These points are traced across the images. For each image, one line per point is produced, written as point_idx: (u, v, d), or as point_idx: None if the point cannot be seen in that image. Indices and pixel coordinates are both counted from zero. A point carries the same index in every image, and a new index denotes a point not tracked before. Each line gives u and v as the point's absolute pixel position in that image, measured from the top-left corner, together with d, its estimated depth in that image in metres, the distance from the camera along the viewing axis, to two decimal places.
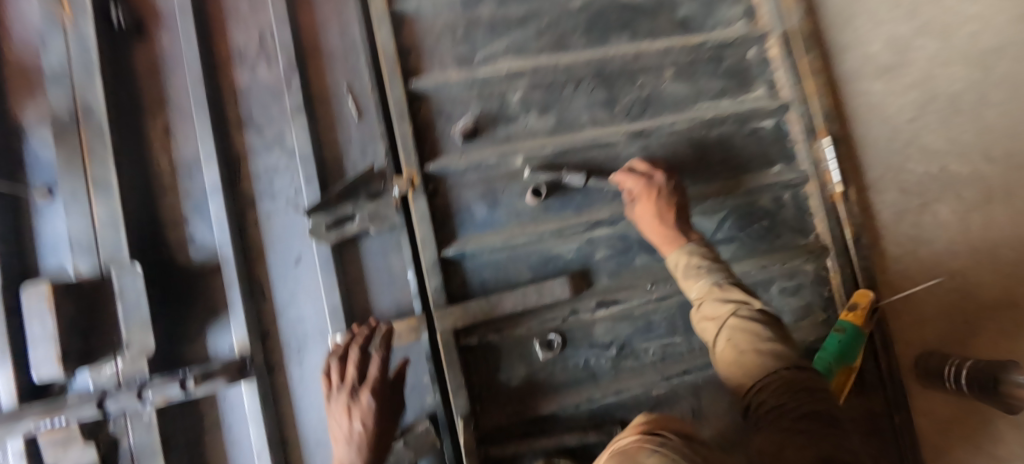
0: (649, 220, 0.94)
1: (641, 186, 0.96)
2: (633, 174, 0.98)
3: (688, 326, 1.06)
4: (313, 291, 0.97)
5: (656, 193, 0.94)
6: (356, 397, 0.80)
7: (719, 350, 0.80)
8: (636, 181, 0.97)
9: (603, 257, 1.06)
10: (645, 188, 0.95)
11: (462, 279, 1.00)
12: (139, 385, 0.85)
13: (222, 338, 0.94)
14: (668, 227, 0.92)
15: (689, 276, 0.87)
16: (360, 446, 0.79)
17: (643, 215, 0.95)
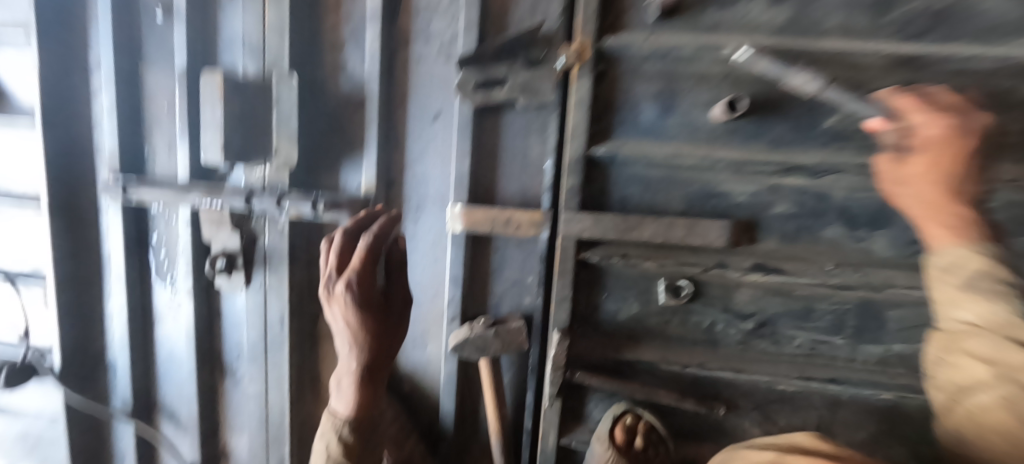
0: (934, 189, 0.66)
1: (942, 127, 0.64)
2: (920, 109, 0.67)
3: (859, 330, 0.83)
4: (444, 154, 0.91)
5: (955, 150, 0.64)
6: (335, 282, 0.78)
7: (979, 394, 0.60)
8: (927, 118, 0.66)
9: (783, 214, 0.83)
10: (947, 132, 0.64)
11: (603, 188, 0.86)
12: (280, 194, 0.89)
13: (354, 174, 0.94)
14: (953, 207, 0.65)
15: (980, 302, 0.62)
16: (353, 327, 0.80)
17: (929, 181, 0.66)
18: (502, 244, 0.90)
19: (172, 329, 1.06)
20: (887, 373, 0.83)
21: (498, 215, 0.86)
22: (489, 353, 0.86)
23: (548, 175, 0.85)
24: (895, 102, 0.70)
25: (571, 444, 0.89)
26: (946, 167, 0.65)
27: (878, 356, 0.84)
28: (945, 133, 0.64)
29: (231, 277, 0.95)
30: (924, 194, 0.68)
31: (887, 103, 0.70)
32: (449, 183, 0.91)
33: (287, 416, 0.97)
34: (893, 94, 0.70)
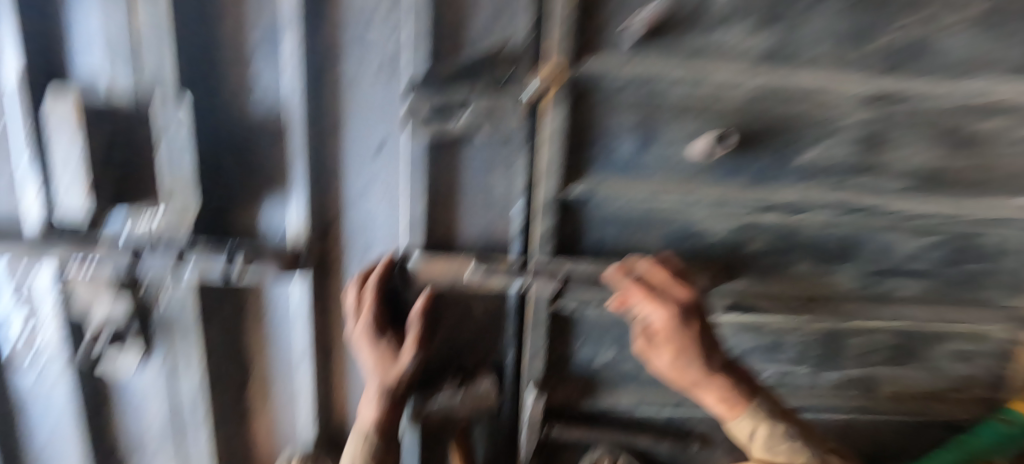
0: (696, 373, 0.67)
1: (664, 318, 0.63)
2: (646, 298, 0.64)
3: (820, 359, 0.85)
4: (392, 190, 0.77)
5: (687, 338, 0.64)
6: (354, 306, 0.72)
7: None
8: (659, 307, 0.64)
9: (758, 251, 0.80)
10: (672, 329, 0.63)
11: (576, 229, 0.78)
12: (181, 249, 0.71)
13: (279, 217, 0.77)
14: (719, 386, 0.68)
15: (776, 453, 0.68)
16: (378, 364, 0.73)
17: (680, 369, 0.67)
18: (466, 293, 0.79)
19: (48, 413, 0.85)
20: (840, 393, 0.87)
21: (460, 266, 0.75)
22: (457, 415, 0.81)
23: (515, 213, 0.76)
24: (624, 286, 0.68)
25: None
26: (692, 354, 0.65)
27: (836, 379, 0.87)
28: (669, 327, 0.63)
29: (125, 351, 0.78)
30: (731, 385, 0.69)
31: (621, 283, 0.69)
32: (399, 226, 0.78)
33: None
34: (637, 265, 0.70)
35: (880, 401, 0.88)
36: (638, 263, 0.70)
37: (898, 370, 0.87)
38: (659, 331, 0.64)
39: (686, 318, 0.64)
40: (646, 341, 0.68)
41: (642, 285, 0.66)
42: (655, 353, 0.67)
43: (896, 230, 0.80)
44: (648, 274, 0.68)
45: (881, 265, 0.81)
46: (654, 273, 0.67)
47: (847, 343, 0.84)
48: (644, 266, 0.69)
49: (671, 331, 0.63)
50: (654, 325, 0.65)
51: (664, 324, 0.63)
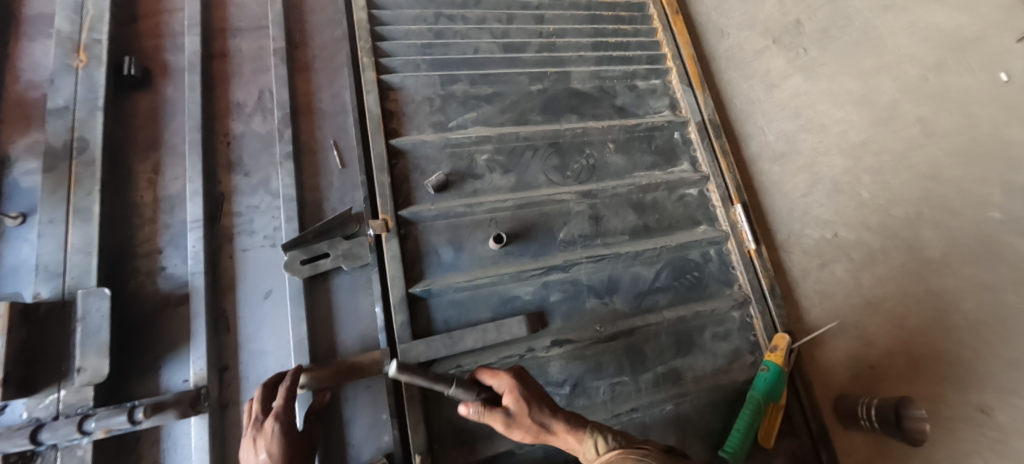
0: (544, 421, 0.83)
1: (509, 382, 0.87)
2: (493, 373, 0.89)
3: (632, 366, 1.16)
4: (278, 325, 1.00)
5: (526, 391, 0.85)
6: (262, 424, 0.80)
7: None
8: (504, 380, 0.88)
9: (557, 300, 1.16)
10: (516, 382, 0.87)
11: (428, 317, 1.07)
12: (82, 416, 0.81)
13: (178, 370, 0.93)
14: (565, 424, 0.82)
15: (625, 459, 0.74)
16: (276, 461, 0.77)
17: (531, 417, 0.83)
18: (352, 390, 1.00)
19: None
20: (659, 389, 1.16)
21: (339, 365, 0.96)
22: None
23: (379, 320, 1.01)
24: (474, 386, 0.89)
25: None
26: (535, 403, 0.85)
27: (651, 379, 1.16)
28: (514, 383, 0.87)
29: None
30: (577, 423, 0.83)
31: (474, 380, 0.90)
32: (287, 351, 0.99)
33: None
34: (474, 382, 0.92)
35: (691, 388, 1.18)
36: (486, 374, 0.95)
37: (689, 360, 1.21)
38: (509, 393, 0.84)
39: (524, 383, 0.87)
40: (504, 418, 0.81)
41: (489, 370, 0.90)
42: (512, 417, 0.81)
43: (635, 265, 1.24)
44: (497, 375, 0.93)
45: (638, 289, 1.22)
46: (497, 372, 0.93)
47: (644, 349, 1.18)
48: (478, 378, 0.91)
49: (516, 388, 0.85)
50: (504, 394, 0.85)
51: (509, 380, 0.86)
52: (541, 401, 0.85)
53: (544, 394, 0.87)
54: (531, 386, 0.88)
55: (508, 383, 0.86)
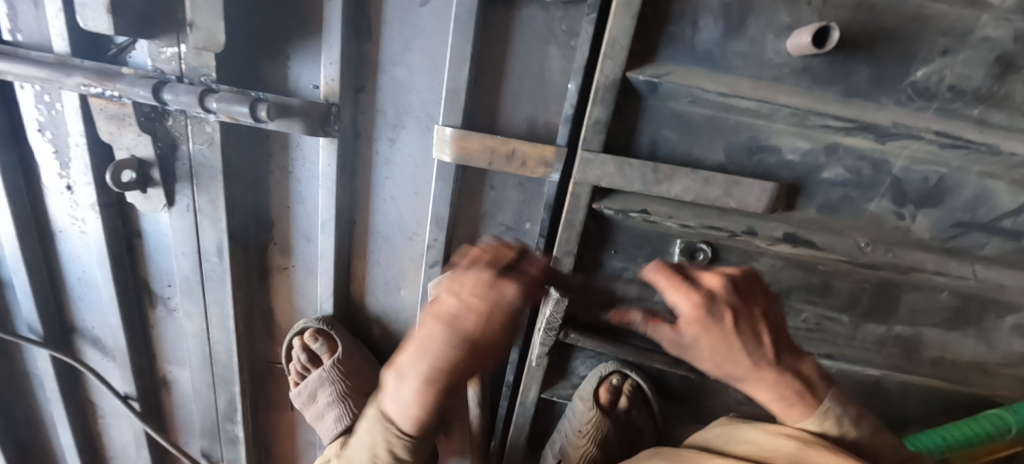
0: (742, 368, 0.58)
1: (697, 309, 0.55)
2: (675, 283, 0.56)
3: (868, 309, 0.78)
4: (433, 53, 0.68)
5: (719, 331, 0.56)
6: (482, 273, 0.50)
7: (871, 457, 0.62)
8: (688, 301, 0.56)
9: (830, 180, 0.71)
10: (704, 314, 0.55)
11: (631, 126, 0.70)
12: (204, 89, 0.66)
13: (309, 70, 0.70)
14: (768, 384, 0.59)
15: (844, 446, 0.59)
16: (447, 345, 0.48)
17: (721, 360, 0.58)
18: (500, 182, 0.75)
19: (77, 247, 0.85)
20: (879, 351, 0.81)
21: (498, 146, 0.68)
22: None
23: (568, 100, 0.67)
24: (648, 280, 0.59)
25: (551, 396, 0.86)
26: (730, 349, 0.57)
27: (878, 334, 0.80)
28: (699, 314, 0.55)
29: (147, 194, 0.75)
30: (785, 384, 0.59)
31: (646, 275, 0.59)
32: (438, 96, 0.71)
33: (236, 352, 0.85)
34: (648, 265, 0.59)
35: (925, 369, 0.81)
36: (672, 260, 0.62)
37: (953, 337, 0.80)
38: (690, 325, 0.56)
39: (720, 313, 0.56)
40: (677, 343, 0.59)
41: (670, 275, 0.56)
42: (691, 349, 0.59)
43: (1009, 179, 0.68)
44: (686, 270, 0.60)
45: (971, 217, 0.71)
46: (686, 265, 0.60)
47: (902, 298, 0.77)
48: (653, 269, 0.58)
49: (703, 325, 0.55)
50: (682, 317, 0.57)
51: (693, 313, 0.55)
52: (740, 342, 0.57)
53: (755, 336, 0.57)
54: (731, 316, 0.56)
55: (695, 313, 0.55)
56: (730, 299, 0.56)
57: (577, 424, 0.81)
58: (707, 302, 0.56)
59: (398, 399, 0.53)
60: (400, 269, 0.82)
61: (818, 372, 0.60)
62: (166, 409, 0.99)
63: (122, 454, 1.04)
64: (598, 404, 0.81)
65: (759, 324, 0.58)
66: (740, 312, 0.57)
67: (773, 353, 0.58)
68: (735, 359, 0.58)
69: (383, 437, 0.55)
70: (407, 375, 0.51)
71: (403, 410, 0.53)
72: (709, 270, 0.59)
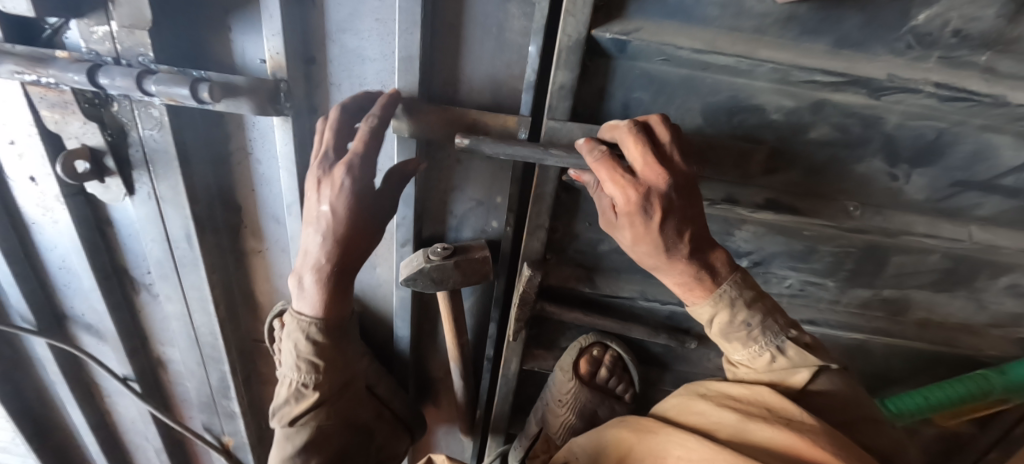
0: (658, 257, 0.61)
1: (630, 202, 0.55)
2: (614, 178, 0.55)
3: (855, 273, 0.75)
4: (382, 17, 0.63)
5: (652, 225, 0.56)
6: (330, 170, 0.61)
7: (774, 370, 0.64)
8: (628, 191, 0.55)
9: (817, 140, 0.66)
10: (637, 212, 0.55)
11: (600, 89, 0.65)
12: (141, 71, 0.62)
13: (253, 44, 0.66)
14: (687, 275, 0.62)
15: (733, 339, 0.65)
16: (327, 234, 0.63)
17: (641, 250, 0.60)
18: (466, 156, 0.71)
19: (53, 236, 0.84)
20: (865, 314, 0.79)
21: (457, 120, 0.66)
22: (446, 285, 0.73)
23: (529, 65, 0.61)
24: (592, 163, 0.57)
25: (532, 368, 0.86)
26: (654, 242, 0.58)
27: (864, 298, 0.78)
28: (632, 210, 0.55)
29: (106, 184, 0.73)
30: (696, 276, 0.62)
31: (591, 158, 0.57)
32: (393, 65, 0.66)
33: (220, 334, 0.86)
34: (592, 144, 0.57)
35: (911, 331, 0.79)
36: (619, 132, 0.57)
37: (942, 298, 0.77)
38: (625, 214, 0.56)
39: (652, 208, 0.55)
40: (608, 222, 0.60)
41: (615, 165, 0.55)
42: (616, 233, 0.60)
43: (1015, 133, 0.62)
44: (629, 155, 0.56)
45: (969, 175, 0.66)
46: (634, 148, 0.55)
47: (891, 261, 0.74)
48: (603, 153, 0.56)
49: (635, 218, 0.56)
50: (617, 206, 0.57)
51: (626, 207, 0.55)
52: (665, 236, 0.58)
53: (678, 234, 0.58)
54: (663, 215, 0.56)
55: (627, 205, 0.55)
56: (671, 194, 0.56)
57: (557, 393, 0.82)
58: (642, 200, 0.55)
59: (302, 295, 0.68)
60: (372, 248, 0.80)
61: (725, 262, 0.63)
62: (166, 387, 1.03)
63: (132, 428, 1.09)
64: (577, 374, 0.81)
65: (686, 218, 0.58)
66: (677, 206, 0.57)
67: (690, 246, 0.59)
68: (653, 251, 0.60)
69: (297, 328, 0.69)
70: (302, 273, 0.67)
71: (307, 302, 0.68)
72: (655, 157, 0.55)
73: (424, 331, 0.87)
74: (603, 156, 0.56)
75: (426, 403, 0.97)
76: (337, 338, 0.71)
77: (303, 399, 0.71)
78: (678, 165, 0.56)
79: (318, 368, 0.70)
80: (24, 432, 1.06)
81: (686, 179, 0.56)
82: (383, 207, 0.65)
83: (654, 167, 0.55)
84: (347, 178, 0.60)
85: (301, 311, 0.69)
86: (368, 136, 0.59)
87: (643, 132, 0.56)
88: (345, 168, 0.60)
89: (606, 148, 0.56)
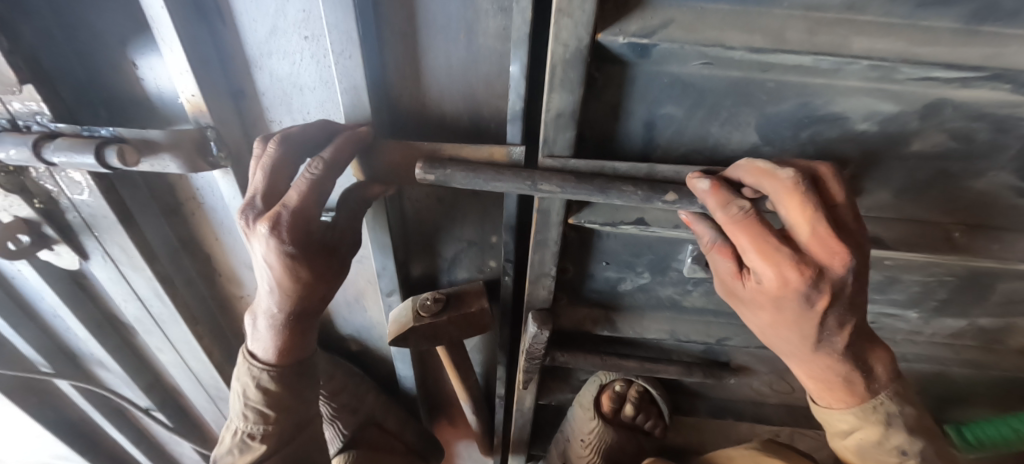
0: (793, 346, 0.46)
1: (782, 284, 0.40)
2: (762, 252, 0.40)
3: (947, 303, 0.60)
4: (312, 34, 0.47)
5: (804, 313, 0.42)
6: (255, 223, 0.44)
7: None
8: (783, 270, 0.40)
9: (920, 152, 0.48)
10: (791, 296, 0.41)
11: (614, 108, 0.48)
12: (39, 136, 0.50)
13: (166, 80, 0.52)
14: (826, 372, 0.46)
15: (869, 458, 0.47)
16: (276, 291, 0.48)
17: (775, 333, 0.46)
18: (446, 194, 0.57)
19: (34, 289, 0.79)
20: (952, 342, 0.65)
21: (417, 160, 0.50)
22: (441, 340, 0.64)
23: (513, 88, 0.44)
24: (724, 223, 0.42)
25: (549, 401, 0.78)
26: (797, 330, 0.43)
27: (955, 327, 0.63)
28: (783, 294, 0.41)
29: (57, 251, 0.65)
30: (838, 370, 0.46)
31: (723, 216, 0.41)
32: (336, 93, 0.51)
33: (221, 377, 0.83)
34: (729, 193, 0.41)
35: (1014, 362, 0.64)
36: (776, 183, 0.40)
37: None
38: (764, 294, 0.42)
39: (816, 296, 0.40)
40: (731, 290, 0.46)
41: (763, 235, 0.40)
42: (744, 307, 0.46)
43: None
44: (786, 218, 0.40)
45: None
46: (797, 212, 0.39)
47: (1001, 289, 0.58)
48: (746, 207, 0.40)
49: (781, 300, 0.41)
50: (759, 281, 0.42)
51: (777, 289, 0.40)
52: (813, 328, 0.43)
53: (836, 325, 0.43)
54: (825, 301, 0.41)
55: (779, 286, 0.40)
56: (839, 279, 0.40)
57: (579, 433, 0.74)
58: (803, 287, 0.40)
59: (257, 338, 0.54)
60: (359, 292, 0.71)
61: (889, 366, 0.47)
62: (190, 409, 1.04)
63: (171, 440, 1.14)
64: (601, 412, 0.73)
65: (851, 304, 0.42)
66: (842, 294, 0.41)
67: (846, 337, 0.44)
68: (792, 340, 0.45)
69: (249, 372, 0.56)
70: (257, 316, 0.53)
71: (264, 345, 0.54)
72: (829, 226, 0.39)
73: (428, 367, 0.80)
74: (746, 213, 0.40)
75: (442, 424, 0.93)
76: (291, 387, 0.57)
77: (247, 451, 0.58)
78: (861, 238, 0.41)
79: (267, 417, 0.56)
80: (77, 450, 1.12)
81: (867, 257, 0.41)
82: (336, 251, 0.50)
83: (830, 242, 0.39)
84: (280, 239, 0.43)
85: (254, 352, 0.56)
86: (315, 185, 0.43)
87: (812, 187, 0.39)
88: (270, 225, 0.42)
89: (750, 207, 0.40)
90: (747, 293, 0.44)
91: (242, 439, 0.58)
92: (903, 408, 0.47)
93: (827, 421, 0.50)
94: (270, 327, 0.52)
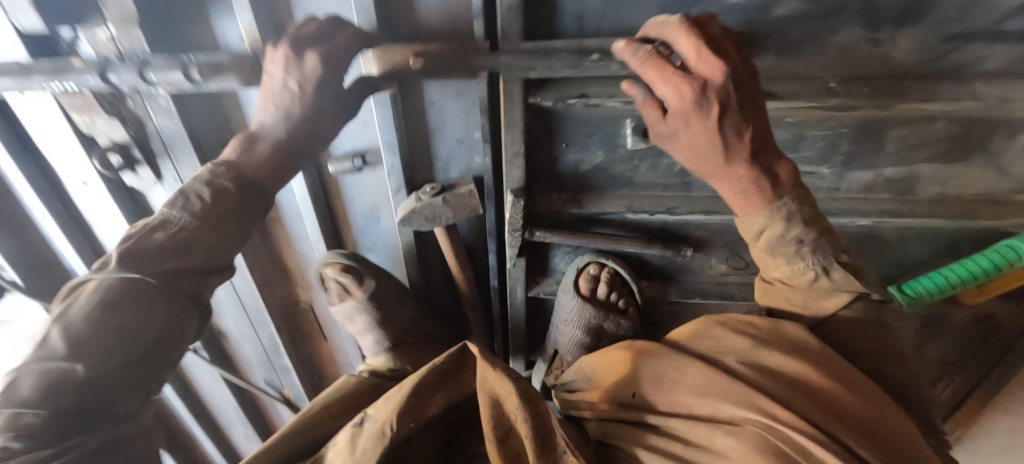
0: (712, 163, 0.58)
1: (684, 99, 0.53)
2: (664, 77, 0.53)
3: (853, 155, 0.73)
4: None
5: (707, 121, 0.53)
6: (299, 52, 0.58)
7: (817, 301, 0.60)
8: (681, 87, 0.52)
9: (786, 18, 0.63)
10: (693, 109, 0.53)
11: (550, 4, 0.65)
12: (141, 63, 0.69)
13: (229, 23, 0.72)
14: (739, 181, 0.58)
15: (777, 253, 0.61)
16: (291, 112, 0.61)
17: (696, 155, 0.57)
18: (436, 96, 0.74)
19: (110, 229, 0.98)
20: (869, 197, 0.77)
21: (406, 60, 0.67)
22: (440, 220, 0.79)
23: None
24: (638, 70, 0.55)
25: (538, 294, 0.91)
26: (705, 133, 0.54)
27: (866, 181, 0.75)
28: (686, 110, 0.53)
29: (138, 174, 0.83)
30: (750, 179, 0.58)
31: (634, 57, 0.55)
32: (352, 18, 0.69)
33: (260, 298, 0.98)
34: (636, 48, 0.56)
35: (925, 210, 0.76)
36: (673, 27, 0.55)
37: (955, 169, 0.73)
38: (676, 114, 0.54)
39: (709, 103, 0.52)
40: (659, 132, 0.57)
41: (662, 64, 0.53)
42: (670, 139, 0.57)
43: None
44: (683, 53, 0.55)
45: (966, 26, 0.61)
46: (687, 43, 0.54)
47: (890, 135, 0.71)
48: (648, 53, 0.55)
49: (688, 114, 0.53)
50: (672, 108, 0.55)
51: (679, 105, 0.52)
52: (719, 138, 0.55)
53: (736, 133, 0.55)
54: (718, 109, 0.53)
55: (682, 103, 0.53)
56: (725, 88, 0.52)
57: (564, 314, 0.87)
58: (697, 97, 0.52)
59: (246, 154, 0.62)
60: (373, 201, 0.87)
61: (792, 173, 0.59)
62: (229, 355, 1.18)
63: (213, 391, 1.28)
64: (580, 293, 0.84)
65: (744, 117, 0.55)
66: (732, 105, 0.53)
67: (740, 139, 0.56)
68: (709, 154, 0.56)
69: (219, 169, 0.60)
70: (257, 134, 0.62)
71: (247, 157, 0.62)
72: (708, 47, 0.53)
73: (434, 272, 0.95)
74: (650, 57, 0.55)
75: (452, 336, 1.06)
76: (238, 200, 0.59)
77: (171, 252, 0.56)
78: (739, 66, 0.54)
79: (209, 214, 0.57)
80: None
81: (744, 73, 0.54)
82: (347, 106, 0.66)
83: (711, 60, 0.52)
84: (324, 59, 0.58)
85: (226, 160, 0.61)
86: (354, 38, 0.61)
87: (697, 27, 0.54)
88: (320, 53, 0.58)
89: (653, 50, 0.55)
90: (670, 127, 0.56)
91: (164, 240, 0.56)
92: (805, 207, 0.59)
93: (747, 229, 0.62)
94: (268, 145, 0.62)
